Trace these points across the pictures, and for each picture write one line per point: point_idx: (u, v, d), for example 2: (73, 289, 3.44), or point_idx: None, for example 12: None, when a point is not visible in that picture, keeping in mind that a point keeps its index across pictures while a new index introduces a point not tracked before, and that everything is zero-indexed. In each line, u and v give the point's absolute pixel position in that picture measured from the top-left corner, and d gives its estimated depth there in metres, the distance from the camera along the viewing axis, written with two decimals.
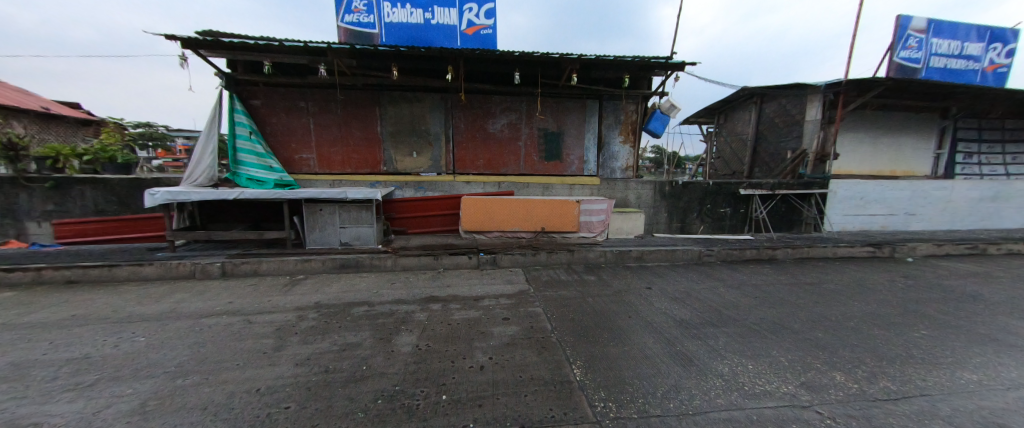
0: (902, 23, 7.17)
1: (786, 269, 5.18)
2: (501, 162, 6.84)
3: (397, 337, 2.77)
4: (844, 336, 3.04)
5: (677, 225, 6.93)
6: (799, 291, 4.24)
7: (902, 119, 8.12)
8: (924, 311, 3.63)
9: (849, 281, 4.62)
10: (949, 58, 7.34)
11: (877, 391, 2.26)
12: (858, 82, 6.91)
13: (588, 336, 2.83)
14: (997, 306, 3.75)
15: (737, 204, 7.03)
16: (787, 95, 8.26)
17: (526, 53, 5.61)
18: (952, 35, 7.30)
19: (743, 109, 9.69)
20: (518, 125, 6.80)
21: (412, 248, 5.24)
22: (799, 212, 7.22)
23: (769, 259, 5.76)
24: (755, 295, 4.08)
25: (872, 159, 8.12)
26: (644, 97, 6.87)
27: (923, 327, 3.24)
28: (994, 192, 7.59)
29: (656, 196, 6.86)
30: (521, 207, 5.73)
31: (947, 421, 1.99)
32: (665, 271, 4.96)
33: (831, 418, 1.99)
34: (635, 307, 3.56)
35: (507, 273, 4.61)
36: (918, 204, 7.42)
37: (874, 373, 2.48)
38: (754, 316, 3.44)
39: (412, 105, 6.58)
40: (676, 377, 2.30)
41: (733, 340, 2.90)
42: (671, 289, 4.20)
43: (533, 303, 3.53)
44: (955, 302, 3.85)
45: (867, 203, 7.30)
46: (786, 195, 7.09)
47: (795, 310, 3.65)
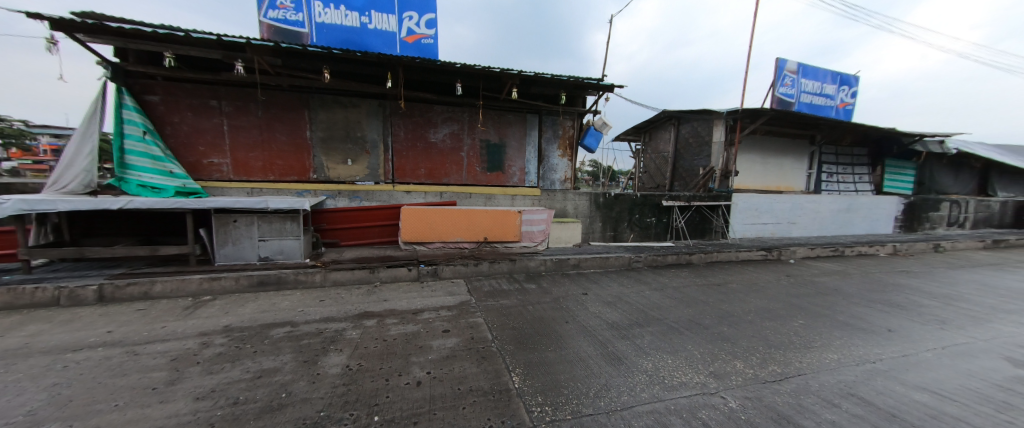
0: (782, 63, 8.67)
1: (701, 272, 5.84)
2: (442, 172, 6.75)
3: (324, 358, 2.56)
4: (744, 329, 3.52)
5: (611, 234, 7.45)
6: (710, 291, 4.81)
7: (784, 144, 9.76)
8: (801, 304, 4.36)
9: (748, 281, 5.37)
10: (813, 96, 9.05)
11: (767, 374, 2.65)
12: (750, 111, 8.19)
13: (527, 343, 2.89)
14: (850, 297, 4.66)
15: (661, 214, 7.78)
16: (698, 120, 9.46)
17: (467, 65, 5.67)
18: (815, 77, 9.01)
19: (664, 129, 10.85)
20: (460, 135, 6.79)
21: (344, 261, 4.89)
22: (710, 221, 8.22)
23: (687, 263, 6.46)
24: (675, 296, 4.54)
25: (763, 176, 9.61)
26: (579, 114, 7.34)
27: (801, 318, 3.89)
28: (848, 205, 9.43)
29: (592, 206, 7.29)
30: (462, 218, 5.69)
31: (815, 394, 2.41)
32: (599, 277, 5.28)
33: (732, 401, 2.28)
34: (572, 313, 3.73)
35: (448, 285, 4.52)
36: (797, 214, 8.92)
37: (765, 359, 2.91)
38: (675, 315, 3.81)
39: (346, 110, 6.22)
40: (607, 376, 2.46)
41: (656, 338, 3.19)
42: (604, 294, 4.47)
43: (474, 314, 3.51)
44: (823, 296, 4.68)
45: (761, 214, 8.58)
46: (699, 206, 8.05)
47: (707, 308, 4.13)
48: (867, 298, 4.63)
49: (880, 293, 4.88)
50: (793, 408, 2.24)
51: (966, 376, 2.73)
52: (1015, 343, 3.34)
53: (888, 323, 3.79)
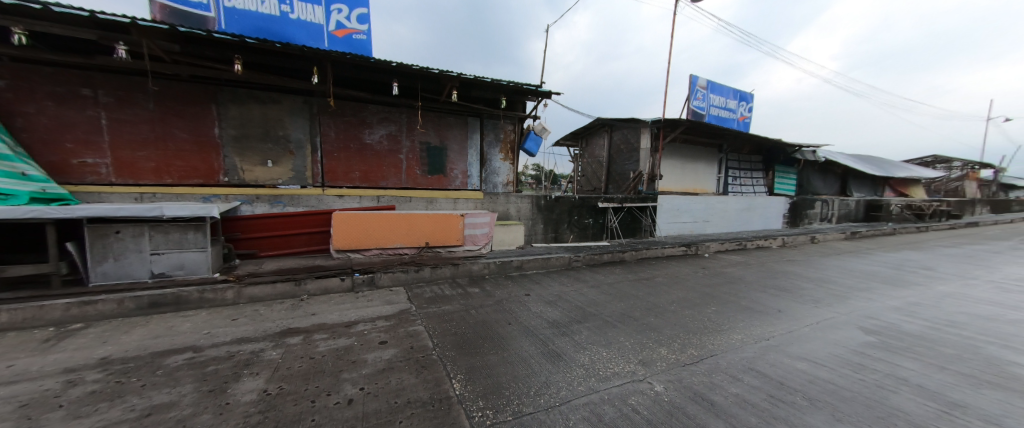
0: (695, 80, 9.81)
1: (632, 269, 6.33)
2: (379, 175, 6.42)
3: (236, 385, 2.26)
4: (668, 318, 3.88)
5: (552, 235, 7.72)
6: (640, 285, 5.23)
7: (699, 151, 11.01)
8: (714, 293, 4.95)
9: (671, 275, 5.94)
10: (719, 109, 10.36)
11: (686, 357, 2.96)
12: (671, 121, 9.12)
13: (469, 348, 2.87)
14: (751, 285, 5.40)
15: (597, 215, 8.27)
16: (628, 128, 10.27)
17: (403, 64, 5.49)
18: (720, 93, 10.31)
19: (599, 136, 11.56)
20: (398, 137, 6.53)
21: (264, 274, 4.39)
22: (640, 221, 8.95)
23: (620, 261, 6.94)
24: (610, 292, 4.85)
25: (682, 179, 10.74)
26: (520, 119, 7.52)
27: (714, 305, 4.41)
28: (749, 205, 10.95)
29: (533, 209, 7.48)
30: (402, 223, 5.45)
31: (724, 371, 2.75)
32: (541, 277, 5.44)
33: (657, 385, 2.51)
34: (514, 314, 3.79)
35: (386, 294, 4.30)
36: (710, 213, 10.12)
37: (685, 343, 3.25)
38: (609, 310, 4.07)
39: (265, 106, 5.63)
40: (546, 374, 2.54)
41: (592, 333, 3.37)
42: (546, 294, 4.62)
43: (414, 322, 3.38)
44: (730, 285, 5.37)
45: (682, 213, 9.58)
46: (630, 207, 8.72)
47: (638, 301, 4.48)
48: (763, 285, 5.41)
49: (773, 280, 5.74)
50: (705, 385, 2.53)
51: (833, 344, 3.33)
52: (865, 315, 4.16)
53: (778, 305, 4.47)
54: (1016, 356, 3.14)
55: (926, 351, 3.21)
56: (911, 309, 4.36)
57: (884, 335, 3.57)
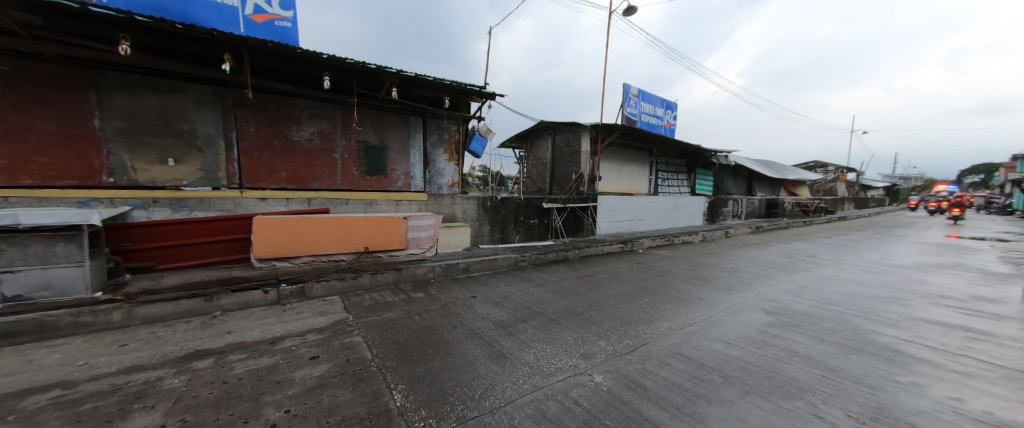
0: (628, 88, 10.57)
1: (575, 266, 6.61)
2: (309, 176, 5.91)
3: (125, 423, 1.92)
4: (606, 312, 4.12)
5: (498, 236, 7.75)
6: (582, 282, 5.48)
7: (633, 154, 11.87)
8: (647, 286, 5.36)
9: (610, 271, 6.32)
10: (649, 116, 11.29)
11: (622, 347, 3.16)
12: (607, 126, 9.72)
13: (413, 356, 2.76)
14: (678, 277, 5.95)
15: (542, 216, 8.50)
16: (569, 131, 10.73)
17: (336, 58, 5.13)
18: (649, 101, 11.25)
19: (542, 138, 11.90)
20: (331, 135, 6.08)
21: (164, 290, 3.78)
22: (582, 220, 9.38)
23: (564, 259, 7.21)
24: (554, 290, 5.01)
25: (619, 181, 11.50)
26: (464, 119, 7.45)
27: (646, 297, 4.78)
28: (676, 204, 12.07)
29: (480, 210, 7.43)
30: (337, 227, 5.07)
31: (655, 358, 2.99)
32: (488, 279, 5.43)
33: (597, 376, 2.64)
34: (460, 317, 3.73)
35: (319, 305, 3.96)
36: (643, 212, 10.96)
37: (621, 334, 3.47)
38: (553, 308, 4.20)
39: (165, 96, 4.87)
40: (492, 375, 2.54)
41: (537, 331, 3.45)
42: (492, 295, 4.62)
43: (350, 333, 3.16)
44: (661, 278, 5.86)
45: (619, 213, 10.25)
46: (573, 207, 9.10)
47: (580, 297, 4.69)
48: (688, 277, 6.00)
49: (696, 272, 6.38)
50: (638, 372, 2.73)
51: (743, 326, 3.80)
52: (767, 298, 4.82)
53: (700, 293, 4.99)
54: (873, 326, 3.86)
55: (811, 327, 3.81)
56: (801, 291, 5.15)
57: (782, 315, 4.16)
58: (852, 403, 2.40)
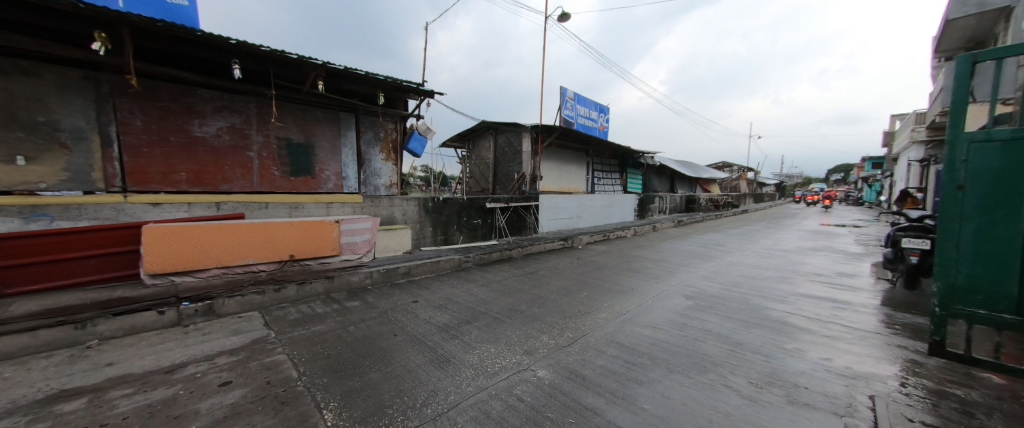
0: (565, 91, 11.04)
1: (518, 265, 6.73)
2: (218, 177, 5.20)
3: None
4: (548, 307, 4.25)
5: (441, 237, 7.57)
6: (525, 280, 5.59)
7: (571, 155, 12.43)
8: (586, 280, 5.65)
9: (552, 267, 6.54)
10: (584, 118, 11.94)
11: (563, 341, 3.29)
12: (546, 127, 10.03)
13: (347, 369, 2.58)
14: (613, 269, 6.38)
15: (485, 215, 8.49)
16: (511, 132, 10.89)
17: (247, 44, 4.58)
18: (584, 104, 11.89)
19: (484, 138, 11.90)
20: (245, 131, 5.41)
21: (14, 320, 3.02)
22: (525, 219, 9.57)
23: (508, 258, 7.29)
24: (498, 289, 5.04)
25: (558, 180, 11.96)
26: (401, 118, 7.18)
27: (585, 290, 5.04)
28: (610, 201, 12.91)
29: (421, 212, 7.17)
30: (255, 233, 4.42)
31: (593, 348, 3.16)
32: (430, 282, 5.27)
33: (539, 371, 2.71)
34: (400, 324, 3.57)
35: (233, 322, 3.50)
36: (581, 210, 11.54)
37: (562, 328, 3.61)
38: (497, 307, 4.22)
39: (10, 79, 3.93)
40: (434, 381, 2.47)
41: (481, 332, 3.43)
42: (435, 298, 4.49)
43: (272, 351, 2.85)
44: (598, 271, 6.22)
45: (559, 211, 10.67)
46: (516, 207, 9.23)
47: (523, 295, 4.77)
48: (622, 269, 6.45)
49: (629, 264, 6.90)
50: (577, 363, 2.86)
51: (668, 311, 4.19)
52: (688, 285, 5.38)
53: (632, 284, 5.40)
54: (768, 302, 4.53)
55: (722, 308, 4.33)
56: (714, 277, 5.84)
57: (699, 299, 4.68)
58: (753, 371, 2.79)
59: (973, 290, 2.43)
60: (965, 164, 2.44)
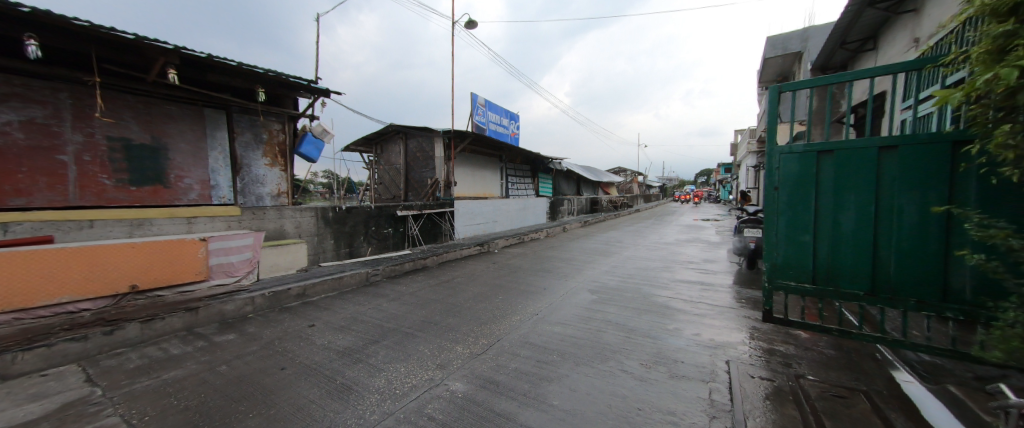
0: (476, 97, 11.13)
1: (433, 274, 6.49)
2: (6, 188, 3.84)
3: None
4: (463, 316, 4.17)
5: (345, 250, 6.86)
6: (440, 289, 5.42)
7: (485, 160, 12.58)
8: (501, 284, 5.74)
9: (468, 274, 6.47)
10: (495, 124, 12.23)
11: (477, 349, 3.26)
12: (459, 133, 9.95)
13: (214, 421, 2.12)
14: (527, 271, 6.61)
15: (396, 224, 8.00)
16: (422, 136, 10.53)
17: (55, 16, 3.54)
18: (495, 111, 12.19)
19: (394, 143, 11.24)
20: (54, 127, 4.15)
21: None
22: (439, 226, 9.29)
23: (422, 267, 6.98)
24: (411, 302, 4.77)
25: (473, 185, 11.97)
26: (291, 118, 6.40)
27: (501, 294, 5.11)
28: (524, 205, 13.43)
29: (319, 223, 6.38)
30: (74, 261, 3.36)
31: (507, 352, 3.20)
32: (331, 301, 4.72)
33: (452, 385, 2.62)
34: (292, 354, 3.10)
35: (30, 384, 2.59)
36: (497, 215, 11.74)
37: (478, 336, 3.57)
38: (409, 321, 3.98)
39: None
40: (332, 416, 2.20)
41: (390, 351, 3.18)
42: (336, 319, 4.03)
43: (98, 415, 2.19)
44: (514, 274, 6.39)
45: (475, 216, 10.66)
46: (430, 213, 8.92)
47: (438, 306, 4.60)
48: (535, 270, 6.75)
49: (541, 265, 7.24)
50: (491, 370, 2.86)
51: (576, 307, 4.50)
52: (593, 280, 5.88)
53: (544, 284, 5.67)
54: (655, 290, 5.21)
55: (620, 299, 4.83)
56: (614, 271, 6.50)
57: (602, 292, 5.15)
58: (643, 354, 3.15)
59: (787, 266, 3.14)
60: (777, 169, 3.18)
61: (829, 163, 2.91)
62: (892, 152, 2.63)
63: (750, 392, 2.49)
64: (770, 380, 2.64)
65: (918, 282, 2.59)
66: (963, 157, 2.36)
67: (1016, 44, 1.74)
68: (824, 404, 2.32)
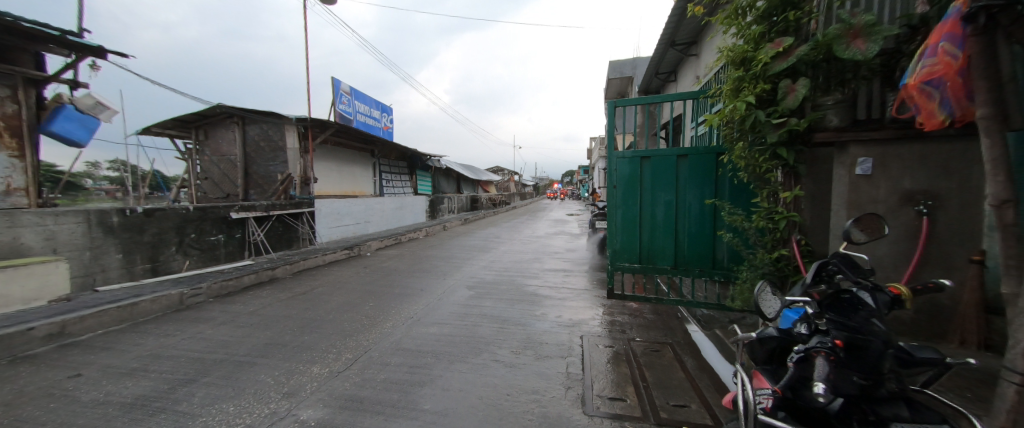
0: (338, 83, 9.88)
1: (285, 286, 5.46)
2: None
3: None
4: (323, 330, 3.64)
5: (146, 266, 5.13)
6: (294, 302, 4.61)
7: (352, 154, 11.31)
8: (373, 289, 5.26)
9: (333, 282, 5.70)
10: (363, 115, 11.16)
11: (339, 365, 2.87)
12: (318, 122, 8.65)
13: None
14: (403, 273, 6.25)
15: (231, 229, 6.44)
16: (266, 122, 8.75)
17: None
18: (363, 100, 11.11)
19: (225, 128, 8.97)
20: None
21: None
22: (294, 230, 7.91)
23: (270, 279, 5.80)
24: (251, 322, 3.90)
25: (338, 182, 10.62)
26: (30, 81, 4.43)
27: (371, 301, 4.68)
28: (400, 204, 12.66)
29: (97, 232, 4.59)
30: None
31: (375, 363, 2.92)
32: (119, 337, 3.46)
33: (303, 413, 2.23)
34: (34, 423, 2.11)
35: None
36: (369, 214, 10.73)
37: (341, 350, 3.17)
38: (247, 347, 3.23)
39: None
40: None
41: (213, 388, 2.51)
42: (127, 360, 2.96)
43: None
44: (388, 278, 5.94)
45: (342, 216, 9.48)
46: (280, 215, 7.49)
47: (289, 323, 3.89)
48: (411, 271, 6.44)
49: (419, 265, 6.95)
50: (354, 386, 2.55)
51: (453, 305, 4.47)
52: (470, 276, 5.97)
53: (421, 285, 5.45)
54: (526, 280, 5.63)
55: (495, 292, 5.03)
56: (491, 265, 6.76)
57: (478, 288, 5.27)
58: (514, 341, 3.35)
59: (622, 251, 3.80)
60: (614, 170, 3.80)
61: (648, 167, 3.64)
62: (684, 160, 3.47)
63: (597, 360, 2.92)
64: (611, 346, 3.15)
65: (699, 257, 3.50)
66: (722, 165, 3.31)
67: (745, 87, 2.54)
68: (646, 358, 2.91)
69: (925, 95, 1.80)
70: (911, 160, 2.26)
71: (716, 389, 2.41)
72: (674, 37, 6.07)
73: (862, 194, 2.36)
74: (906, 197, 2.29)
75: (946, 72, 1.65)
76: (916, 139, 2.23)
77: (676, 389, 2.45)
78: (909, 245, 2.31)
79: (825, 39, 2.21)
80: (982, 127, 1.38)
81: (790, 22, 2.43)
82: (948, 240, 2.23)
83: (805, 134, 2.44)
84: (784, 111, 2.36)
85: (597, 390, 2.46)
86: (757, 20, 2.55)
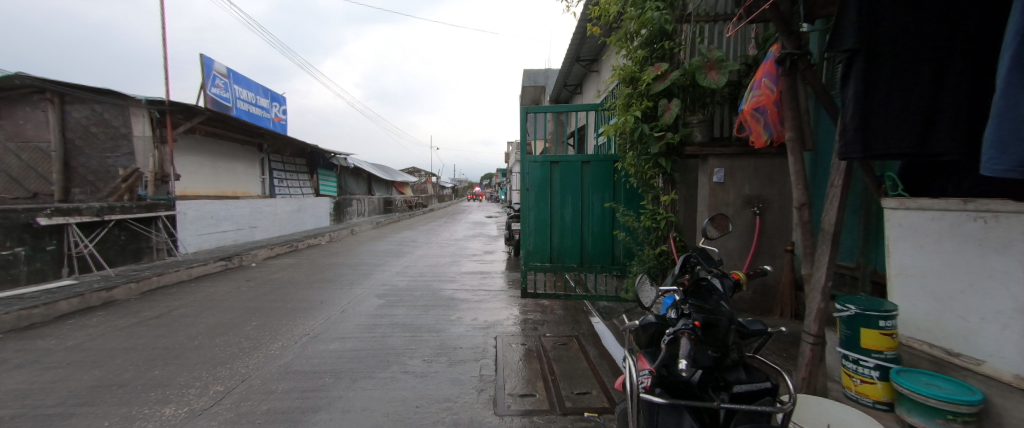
0: (211, 62, 8.29)
1: (129, 309, 4.30)
2: None
3: None
4: (186, 360, 2.98)
5: None
6: (143, 329, 3.68)
7: (232, 148, 9.58)
8: (258, 305, 4.51)
9: (202, 300, 4.70)
10: (246, 103, 9.58)
11: (204, 401, 2.37)
12: (181, 106, 7.13)
13: None
14: (299, 284, 5.51)
15: (40, 239, 4.85)
16: (100, 102, 6.84)
17: None
18: (245, 86, 9.54)
19: (31, 106, 6.69)
20: None
21: None
22: (145, 238, 6.31)
23: (105, 303, 4.53)
24: (73, 360, 2.98)
25: (212, 181, 8.91)
26: None
27: (254, 319, 4.00)
28: (297, 207, 11.17)
29: None
30: None
31: (255, 393, 2.48)
32: None
33: None
34: None
35: None
36: (255, 218, 9.21)
37: (209, 383, 2.63)
38: (61, 395, 2.44)
39: None
40: None
41: None
42: None
43: None
44: (279, 290, 5.19)
45: (216, 221, 7.92)
46: (122, 220, 5.88)
47: (134, 355, 3.08)
48: (309, 281, 5.74)
49: (319, 274, 6.22)
50: (224, 423, 2.12)
51: (359, 316, 4.09)
52: (381, 283, 5.56)
53: (321, 296, 4.87)
54: (442, 284, 5.47)
55: (407, 299, 4.77)
56: (405, 271, 6.41)
57: (389, 295, 4.94)
58: (425, 349, 3.22)
59: (535, 251, 3.96)
60: (527, 174, 3.94)
61: (558, 171, 3.88)
62: (588, 165, 3.79)
63: (510, 359, 2.98)
64: (524, 344, 3.25)
65: (601, 254, 3.84)
66: (618, 172, 3.71)
67: (633, 103, 2.90)
68: (555, 352, 3.08)
69: (755, 120, 2.29)
70: (750, 172, 2.83)
71: (613, 374, 2.65)
72: (578, 52, 6.60)
73: (718, 198, 2.87)
74: (747, 201, 2.85)
75: (767, 102, 2.17)
76: (752, 155, 2.80)
77: (580, 378, 2.63)
78: (748, 238, 2.89)
79: (690, 69, 2.66)
80: (789, 147, 1.81)
81: (666, 50, 2.86)
82: (772, 234, 2.86)
83: (678, 148, 2.91)
84: (662, 125, 2.78)
85: (508, 389, 2.49)
86: (642, 45, 2.94)
